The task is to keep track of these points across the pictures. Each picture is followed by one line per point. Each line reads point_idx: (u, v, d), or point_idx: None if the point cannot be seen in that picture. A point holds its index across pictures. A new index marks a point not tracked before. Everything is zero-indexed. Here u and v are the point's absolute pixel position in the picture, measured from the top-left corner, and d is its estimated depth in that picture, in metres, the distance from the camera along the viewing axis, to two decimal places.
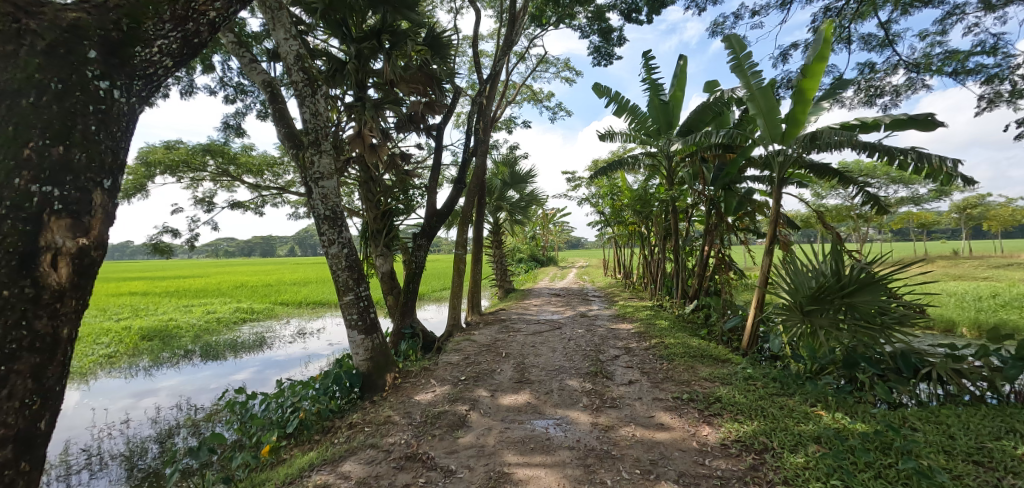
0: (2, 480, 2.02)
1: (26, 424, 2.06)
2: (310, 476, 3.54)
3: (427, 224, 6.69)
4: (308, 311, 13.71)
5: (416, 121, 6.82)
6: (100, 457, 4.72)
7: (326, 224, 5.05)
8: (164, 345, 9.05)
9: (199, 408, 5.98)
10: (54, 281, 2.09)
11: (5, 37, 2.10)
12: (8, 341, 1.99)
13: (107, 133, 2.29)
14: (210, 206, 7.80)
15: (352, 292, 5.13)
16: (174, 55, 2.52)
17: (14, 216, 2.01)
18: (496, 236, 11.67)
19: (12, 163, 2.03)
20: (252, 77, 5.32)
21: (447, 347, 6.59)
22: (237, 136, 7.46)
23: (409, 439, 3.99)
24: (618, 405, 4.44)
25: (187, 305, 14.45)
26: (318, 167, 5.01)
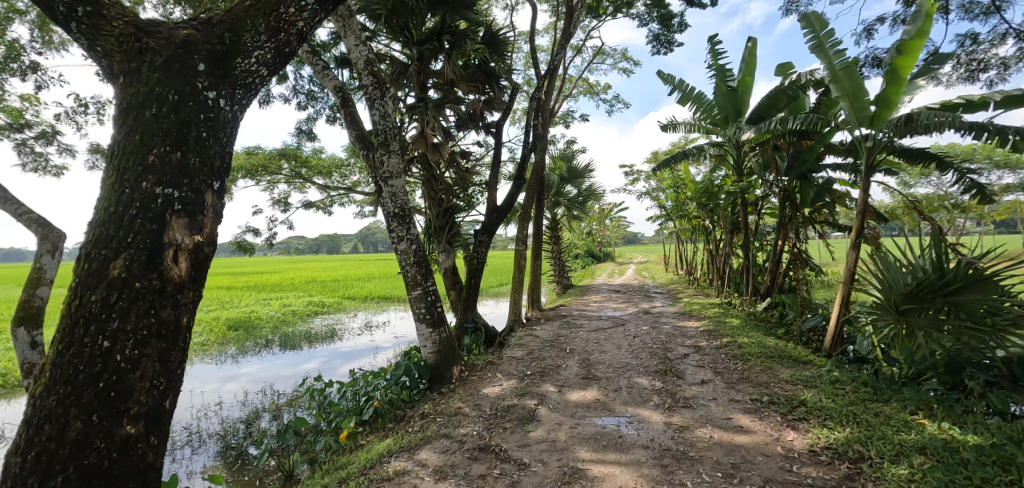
0: (137, 453, 2.25)
1: (154, 404, 2.29)
2: (388, 462, 3.70)
3: (489, 220, 6.75)
4: (373, 305, 14.32)
5: (476, 119, 6.88)
6: (200, 435, 5.20)
7: (395, 221, 5.22)
8: (247, 336, 9.78)
9: (281, 394, 6.42)
10: (176, 275, 2.31)
11: (130, 55, 2.39)
12: (141, 327, 2.22)
13: (215, 139, 2.49)
14: (286, 207, 8.37)
15: (420, 287, 5.27)
16: (269, 65, 2.72)
17: (142, 215, 2.25)
18: (554, 231, 11.60)
19: (140, 169, 2.27)
20: (325, 83, 5.57)
21: (511, 342, 6.65)
22: (308, 140, 7.89)
23: (481, 431, 4.07)
24: (692, 405, 4.28)
25: (265, 299, 15.54)
26: (387, 167, 5.19)
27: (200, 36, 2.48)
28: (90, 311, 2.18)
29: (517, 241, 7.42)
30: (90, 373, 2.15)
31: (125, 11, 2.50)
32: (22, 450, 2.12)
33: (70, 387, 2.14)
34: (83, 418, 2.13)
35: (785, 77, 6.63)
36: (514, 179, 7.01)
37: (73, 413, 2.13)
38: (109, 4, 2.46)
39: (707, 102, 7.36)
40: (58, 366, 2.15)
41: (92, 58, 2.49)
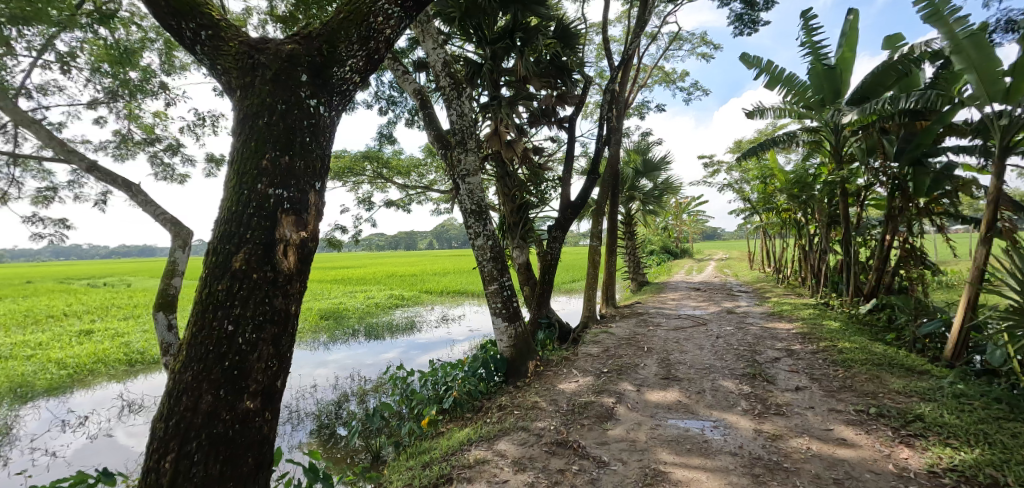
0: (255, 425, 2.52)
1: (269, 383, 2.55)
2: (468, 450, 3.82)
3: (563, 215, 6.71)
4: (449, 299, 14.80)
5: (549, 115, 6.87)
6: (298, 414, 5.69)
7: (472, 218, 5.36)
8: (336, 326, 10.52)
9: (368, 380, 6.85)
10: (285, 267, 2.55)
11: (245, 71, 2.66)
12: (258, 313, 2.48)
13: (317, 143, 2.71)
14: (370, 206, 8.87)
15: (496, 283, 5.36)
16: (360, 72, 2.91)
17: (259, 214, 2.51)
18: (629, 227, 11.30)
19: (256, 172, 2.53)
20: (405, 87, 5.82)
21: (586, 339, 6.58)
22: (389, 142, 8.29)
23: (558, 426, 4.08)
24: (785, 413, 4.01)
25: (351, 292, 16.60)
26: (464, 165, 5.33)
27: (303, 49, 2.71)
28: (216, 298, 2.46)
29: (591, 236, 7.32)
30: (218, 353, 2.43)
31: (238, 31, 2.79)
32: (164, 417, 2.45)
33: (202, 365, 2.43)
34: (212, 392, 2.42)
35: (893, 51, 5.96)
36: (588, 173, 6.92)
37: (205, 387, 2.42)
38: (226, 26, 2.76)
39: (799, 84, 6.78)
40: (192, 346, 2.45)
41: (212, 74, 2.80)
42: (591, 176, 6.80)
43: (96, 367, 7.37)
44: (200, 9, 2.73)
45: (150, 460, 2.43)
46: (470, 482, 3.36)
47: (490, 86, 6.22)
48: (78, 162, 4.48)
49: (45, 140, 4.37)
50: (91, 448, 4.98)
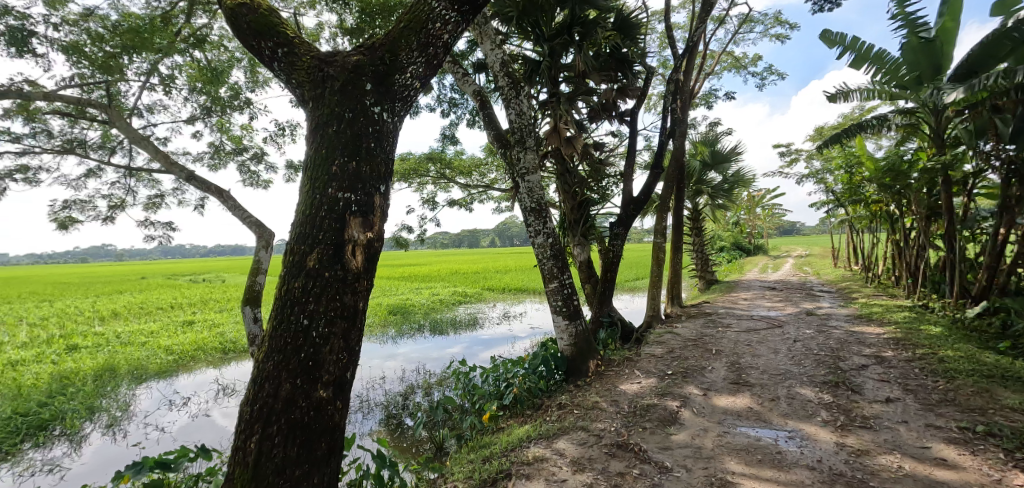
0: (328, 413, 2.68)
1: (340, 374, 2.71)
2: (528, 447, 3.85)
3: (624, 212, 6.56)
4: (511, 296, 14.94)
5: (609, 109, 6.73)
6: (368, 403, 6.00)
7: (532, 216, 5.36)
8: (403, 321, 10.95)
9: (432, 373, 7.08)
10: (354, 266, 2.70)
11: (316, 83, 2.83)
12: (330, 309, 2.65)
13: (381, 148, 2.84)
14: (434, 205, 9.13)
15: (556, 280, 5.31)
16: (421, 77, 3.01)
17: (330, 216, 2.67)
18: (696, 223, 10.83)
19: (327, 177, 2.70)
20: (466, 89, 5.93)
21: (650, 339, 6.40)
22: (452, 144, 8.49)
23: (619, 428, 4.01)
24: (873, 426, 3.68)
25: (417, 288, 17.21)
26: (524, 163, 5.35)
27: (367, 60, 2.85)
28: (293, 294, 2.64)
29: (655, 233, 7.09)
30: (295, 345, 2.61)
31: (310, 47, 2.97)
32: (249, 402, 2.66)
33: (281, 355, 2.62)
34: (290, 380, 2.60)
35: (1007, 16, 5.26)
36: (651, 168, 6.70)
37: (284, 376, 2.61)
38: (299, 43, 2.95)
39: (891, 61, 6.16)
40: (273, 338, 2.65)
41: (288, 88, 3.00)
42: (655, 170, 6.58)
43: (196, 354, 8.18)
44: (276, 29, 2.95)
45: (238, 439, 2.66)
46: (530, 480, 3.38)
47: (548, 83, 6.20)
48: (179, 172, 4.98)
49: (153, 153, 4.89)
50: (192, 426, 5.54)
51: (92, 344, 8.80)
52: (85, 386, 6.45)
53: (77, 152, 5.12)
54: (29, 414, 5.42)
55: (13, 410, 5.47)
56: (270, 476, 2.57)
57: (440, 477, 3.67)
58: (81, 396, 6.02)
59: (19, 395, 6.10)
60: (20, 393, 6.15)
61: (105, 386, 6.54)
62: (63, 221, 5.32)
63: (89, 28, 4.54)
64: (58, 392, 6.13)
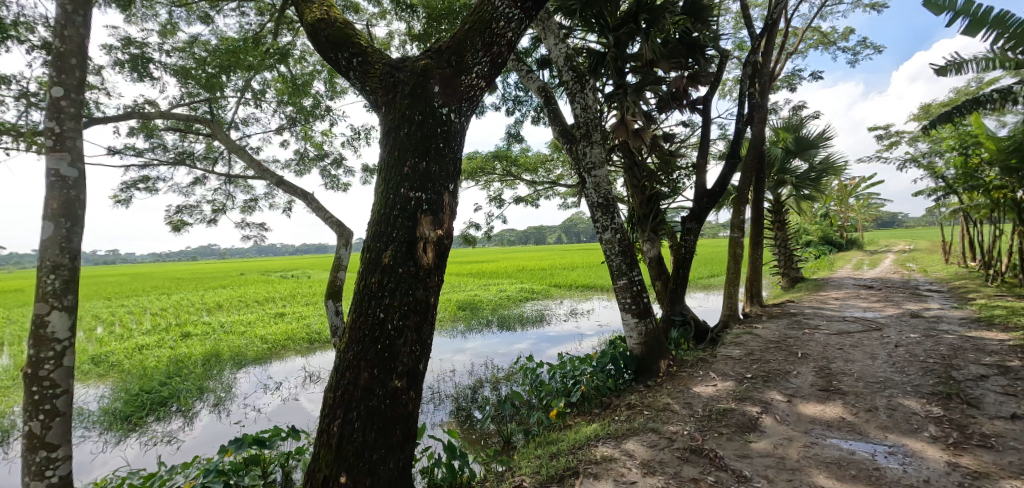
0: (403, 401, 2.79)
1: (413, 365, 2.81)
2: (596, 446, 3.79)
3: (697, 206, 6.25)
4: (578, 293, 14.79)
5: (680, 98, 6.44)
6: (439, 395, 6.19)
7: (599, 211, 5.24)
8: (472, 316, 11.17)
9: (500, 368, 7.17)
10: (425, 263, 2.78)
11: (388, 88, 2.95)
12: (404, 303, 2.75)
13: (449, 148, 2.91)
14: (500, 203, 9.22)
15: (625, 277, 5.16)
16: (486, 77, 3.05)
17: (402, 215, 2.77)
18: (778, 215, 10.09)
19: (399, 178, 2.80)
20: (530, 86, 5.91)
21: (726, 340, 6.06)
22: (517, 141, 8.52)
23: (692, 432, 3.84)
24: (994, 446, 3.25)
25: (485, 285, 17.50)
26: (590, 158, 5.24)
27: (434, 63, 2.92)
28: (371, 289, 2.76)
29: (731, 228, 6.70)
30: (372, 336, 2.74)
31: (382, 55, 3.10)
32: (331, 388, 2.81)
33: (360, 345, 2.75)
34: (368, 370, 2.73)
35: None
36: (727, 157, 6.33)
37: (362, 366, 2.73)
38: (371, 51, 3.09)
39: (1017, 22, 5.33)
40: (352, 329, 2.79)
41: (362, 95, 3.14)
42: (731, 160, 6.21)
43: (286, 343, 8.87)
44: (351, 40, 3.11)
45: (321, 423, 2.81)
46: (598, 480, 3.32)
47: (614, 75, 6.04)
48: (269, 177, 5.39)
49: (247, 161, 5.34)
50: (283, 409, 6.01)
51: (201, 332, 9.82)
52: (196, 368, 7.20)
53: (186, 163, 5.70)
54: (151, 392, 6.15)
55: (140, 388, 6.23)
56: (350, 458, 2.71)
57: (508, 470, 3.70)
58: (193, 378, 6.73)
59: (144, 375, 6.94)
60: (144, 374, 6.99)
61: (212, 369, 7.27)
62: (176, 224, 5.95)
63: (194, 51, 5.03)
64: (174, 374, 6.90)
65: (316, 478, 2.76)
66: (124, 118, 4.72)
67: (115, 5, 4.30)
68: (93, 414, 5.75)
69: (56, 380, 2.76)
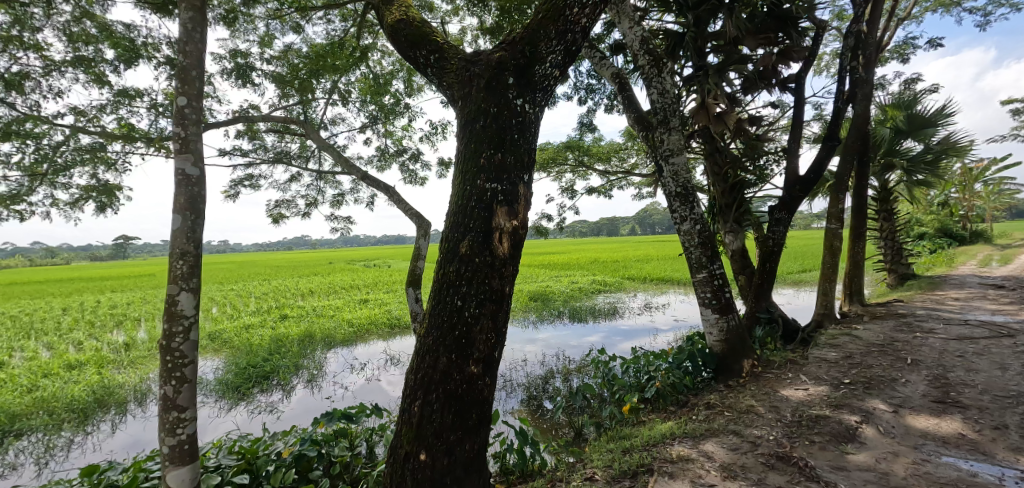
0: (479, 386, 2.87)
1: (489, 352, 2.88)
2: (671, 445, 3.67)
3: (788, 194, 5.78)
4: (653, 287, 14.32)
5: (768, 78, 5.97)
6: (511, 383, 6.30)
7: (677, 201, 5.00)
8: (544, 307, 11.21)
9: (572, 360, 7.14)
10: (501, 253, 2.83)
11: (464, 82, 3.01)
12: (480, 292, 2.81)
13: (524, 139, 2.93)
14: (573, 194, 9.12)
15: (705, 270, 4.90)
16: (560, 66, 3.02)
17: (479, 206, 2.83)
18: (885, 204, 9.09)
19: (476, 170, 2.86)
20: (604, 73, 5.76)
21: (820, 341, 5.58)
22: (590, 131, 8.36)
23: (779, 437, 3.60)
24: None
25: (557, 276, 17.46)
26: (667, 144, 5.02)
27: (508, 54, 2.93)
28: (449, 278, 2.85)
29: (828, 218, 6.13)
30: (451, 323, 2.83)
31: (457, 50, 3.17)
32: (412, 370, 2.95)
33: (439, 332, 2.86)
34: (446, 355, 2.83)
35: None
36: (824, 140, 5.78)
37: (441, 351, 2.84)
38: (448, 47, 3.17)
39: None
40: (432, 315, 2.89)
41: (439, 90, 3.24)
42: (828, 143, 5.67)
43: (370, 327, 9.43)
44: (428, 37, 3.21)
45: (403, 403, 2.95)
46: (673, 479, 3.22)
47: (693, 56, 5.73)
48: (355, 172, 5.71)
49: (336, 158, 5.70)
50: (367, 388, 6.42)
51: (297, 314, 10.76)
52: (293, 347, 7.89)
53: (283, 160, 6.22)
54: (256, 366, 6.85)
55: (247, 362, 6.95)
56: (429, 438, 2.83)
57: (579, 462, 3.69)
58: (290, 356, 7.38)
59: (250, 351, 7.71)
60: (250, 350, 7.78)
61: (306, 348, 7.92)
62: (275, 217, 6.50)
63: (288, 60, 5.42)
64: (274, 351, 7.60)
65: (398, 453, 2.92)
66: (231, 122, 5.20)
67: (222, 21, 4.72)
68: (209, 383, 6.49)
69: (185, 351, 2.72)
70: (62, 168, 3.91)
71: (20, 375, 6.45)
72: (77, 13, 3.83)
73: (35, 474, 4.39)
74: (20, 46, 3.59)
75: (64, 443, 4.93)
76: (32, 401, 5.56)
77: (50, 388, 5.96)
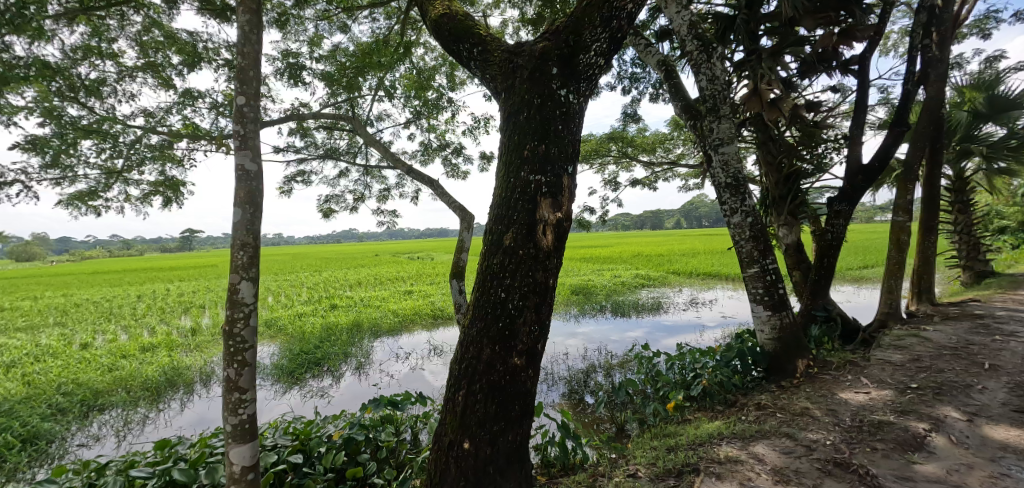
0: (522, 378, 2.89)
1: (532, 345, 2.89)
2: (719, 445, 3.56)
3: (849, 185, 5.45)
4: (699, 282, 13.90)
5: (828, 60, 5.62)
6: (553, 376, 6.30)
7: (727, 192, 4.81)
8: (586, 301, 11.12)
9: (614, 355, 7.05)
10: (545, 245, 2.83)
11: (508, 73, 3.01)
12: (524, 284, 2.82)
13: (568, 130, 2.90)
14: (616, 186, 8.96)
15: (757, 265, 4.70)
16: (605, 54, 2.96)
17: (523, 198, 2.82)
18: (959, 195, 8.40)
19: (520, 161, 2.85)
20: (649, 61, 5.60)
21: (883, 342, 5.25)
22: (634, 121, 8.16)
23: (837, 442, 3.43)
24: None
25: (599, 270, 17.25)
26: (717, 133, 4.82)
27: (552, 44, 2.90)
28: (493, 270, 2.87)
29: (894, 210, 5.74)
30: (495, 315, 2.84)
31: (500, 42, 3.16)
32: (456, 361, 2.98)
33: (482, 323, 2.88)
34: (489, 346, 2.85)
35: None
36: (891, 126, 5.40)
37: (485, 342, 2.86)
38: (491, 39, 3.17)
39: None
40: (476, 306, 2.92)
41: (483, 83, 3.25)
42: (896, 128, 5.29)
43: (414, 318, 9.66)
44: (471, 30, 3.22)
45: (447, 392, 2.99)
46: (721, 480, 3.14)
47: (745, 40, 5.47)
48: (400, 166, 5.83)
49: (382, 152, 5.84)
50: (412, 376, 6.60)
51: (345, 304, 11.17)
52: (342, 336, 8.21)
53: (333, 156, 6.43)
54: (309, 353, 7.17)
55: (300, 349, 7.30)
56: (473, 427, 2.86)
57: (622, 458, 3.65)
58: (340, 344, 7.68)
59: (303, 338, 8.08)
60: (302, 338, 8.16)
61: (354, 337, 8.21)
62: (325, 211, 6.74)
63: (336, 59, 5.59)
64: (325, 339, 7.93)
65: (442, 441, 2.96)
66: (284, 120, 5.41)
67: (274, 24, 4.92)
68: (266, 368, 6.85)
69: (246, 336, 2.84)
70: (135, 165, 4.20)
71: (102, 355, 7.05)
72: (147, 22, 4.08)
73: (116, 445, 4.80)
74: (97, 54, 3.86)
75: (140, 418, 5.35)
76: (112, 379, 6.05)
77: (128, 367, 6.47)
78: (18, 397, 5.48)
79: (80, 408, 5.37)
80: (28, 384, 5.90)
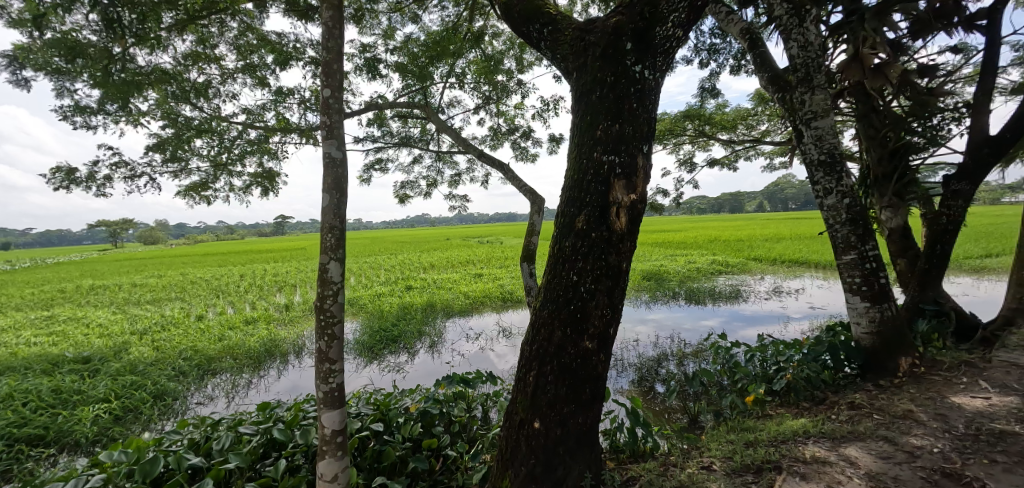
0: (593, 360, 2.87)
1: (603, 329, 2.85)
2: (805, 444, 3.33)
3: (971, 159, 4.80)
4: (783, 269, 13.00)
5: (946, 17, 4.93)
6: (623, 362, 6.20)
7: (821, 170, 4.41)
8: (658, 287, 10.77)
9: (687, 343, 6.81)
10: (618, 227, 2.77)
11: (580, 52, 2.94)
12: (596, 267, 2.78)
13: (643, 108, 2.79)
14: (691, 166, 8.52)
15: (854, 252, 4.28)
16: (683, 25, 2.81)
17: (596, 179, 2.77)
18: None
19: (592, 142, 2.79)
20: (731, 31, 5.21)
21: (1008, 342, 4.61)
22: (712, 96, 7.67)
23: (947, 451, 3.10)
24: None
25: (672, 255, 16.60)
26: (809, 106, 4.40)
27: (626, 18, 2.79)
28: (564, 253, 2.85)
29: None
30: (566, 297, 2.83)
31: (571, 20, 3.09)
32: (528, 342, 3.00)
33: (554, 305, 2.87)
34: (561, 329, 2.85)
35: None
36: None
37: (556, 324, 2.86)
38: (561, 19, 3.11)
39: None
40: (547, 288, 2.91)
41: (554, 64, 3.19)
42: None
43: (485, 299, 9.89)
44: (541, 11, 3.17)
45: (518, 372, 3.03)
46: (806, 481, 2.96)
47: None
48: (472, 151, 5.92)
49: (454, 139, 5.95)
50: (482, 356, 6.79)
51: (419, 286, 11.66)
52: (416, 315, 8.61)
53: (408, 143, 6.68)
54: (387, 330, 7.61)
55: (380, 326, 7.76)
56: (544, 407, 2.89)
57: (695, 449, 3.54)
58: (415, 323, 8.06)
59: (381, 317, 8.57)
60: (381, 316, 8.68)
61: (428, 317, 8.58)
62: (401, 197, 7.03)
63: (408, 49, 5.73)
64: (401, 318, 8.37)
65: (513, 419, 3.01)
66: (364, 111, 5.69)
67: (351, 19, 5.14)
68: (349, 343, 7.36)
69: (334, 311, 3.00)
70: (237, 158, 4.61)
71: (214, 326, 7.94)
72: (242, 28, 4.40)
73: (226, 405, 5.41)
74: (203, 59, 4.25)
75: (245, 382, 5.98)
76: (221, 347, 6.79)
77: (233, 338, 7.22)
78: (149, 360, 6.31)
79: (197, 371, 6.08)
80: (156, 349, 6.78)
